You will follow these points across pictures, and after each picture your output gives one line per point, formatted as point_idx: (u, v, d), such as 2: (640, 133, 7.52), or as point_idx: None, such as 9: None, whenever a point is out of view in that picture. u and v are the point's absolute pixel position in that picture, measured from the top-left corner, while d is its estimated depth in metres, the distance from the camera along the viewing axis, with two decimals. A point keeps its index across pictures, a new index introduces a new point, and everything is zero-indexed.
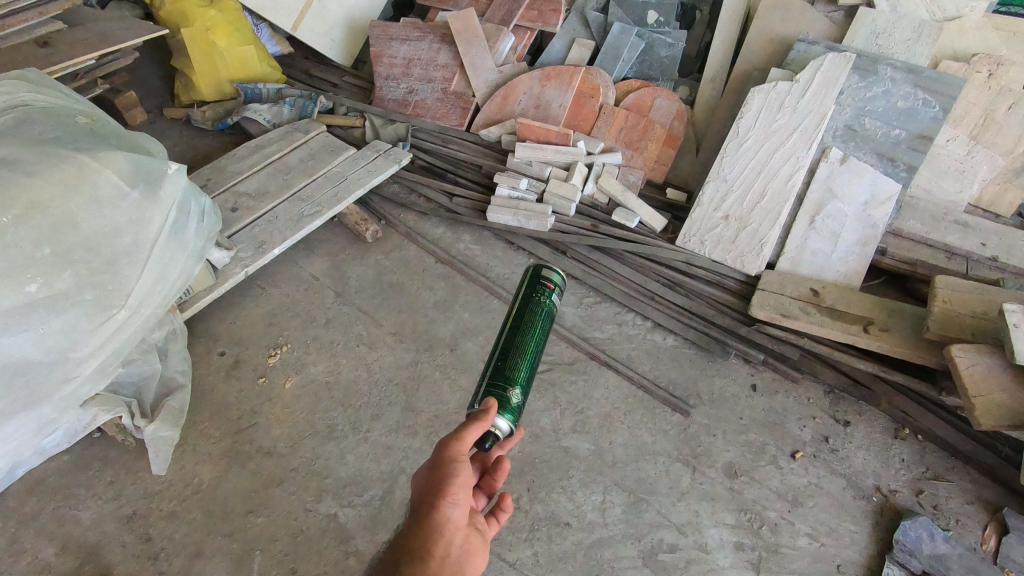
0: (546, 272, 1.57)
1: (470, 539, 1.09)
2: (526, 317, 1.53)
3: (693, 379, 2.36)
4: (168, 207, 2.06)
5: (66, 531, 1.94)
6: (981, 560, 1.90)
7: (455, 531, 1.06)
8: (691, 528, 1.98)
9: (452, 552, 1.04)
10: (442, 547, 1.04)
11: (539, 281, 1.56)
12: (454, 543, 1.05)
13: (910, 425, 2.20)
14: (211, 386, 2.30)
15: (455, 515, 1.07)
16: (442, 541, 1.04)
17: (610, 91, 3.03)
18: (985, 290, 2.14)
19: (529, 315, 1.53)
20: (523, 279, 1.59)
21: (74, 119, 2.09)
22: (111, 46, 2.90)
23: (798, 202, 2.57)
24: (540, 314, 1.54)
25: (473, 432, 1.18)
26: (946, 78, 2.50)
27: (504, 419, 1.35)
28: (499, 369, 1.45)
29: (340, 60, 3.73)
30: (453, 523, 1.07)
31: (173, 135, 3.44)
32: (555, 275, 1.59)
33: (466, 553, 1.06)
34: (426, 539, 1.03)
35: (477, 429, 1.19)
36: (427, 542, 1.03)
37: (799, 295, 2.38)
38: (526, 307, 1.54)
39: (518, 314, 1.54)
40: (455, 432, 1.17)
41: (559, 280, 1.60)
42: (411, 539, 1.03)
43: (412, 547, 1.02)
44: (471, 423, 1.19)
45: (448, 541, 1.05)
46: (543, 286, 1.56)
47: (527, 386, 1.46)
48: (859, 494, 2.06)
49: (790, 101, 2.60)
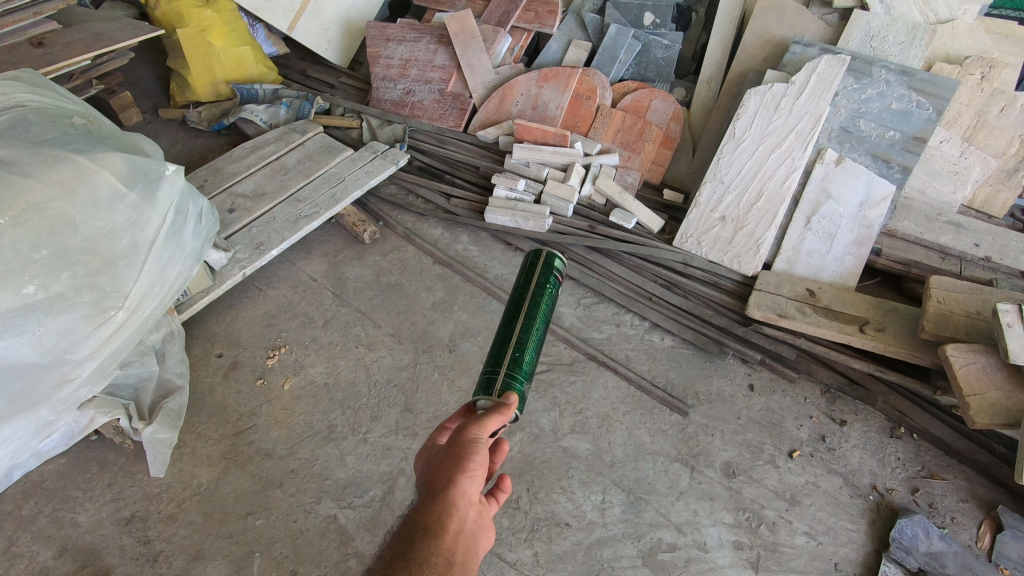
0: (557, 262, 1.57)
1: (482, 515, 1.09)
2: (537, 306, 1.49)
3: (691, 379, 2.37)
4: (166, 209, 2.05)
5: (64, 534, 1.93)
6: (976, 557, 1.92)
7: (468, 507, 1.06)
8: (691, 527, 1.99)
9: (465, 527, 1.05)
10: (457, 522, 1.04)
11: (553, 271, 1.54)
12: (468, 519, 1.05)
13: (905, 424, 2.22)
14: (210, 388, 2.29)
15: (470, 491, 1.07)
16: (456, 516, 1.04)
17: (607, 92, 3.04)
18: (978, 290, 2.16)
19: (541, 304, 1.50)
20: (536, 267, 1.54)
21: (71, 120, 2.08)
22: (107, 46, 2.88)
23: (794, 203, 2.59)
24: (549, 303, 1.52)
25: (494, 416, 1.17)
26: (939, 80, 2.53)
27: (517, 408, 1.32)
28: (516, 358, 1.38)
29: (337, 60, 3.74)
30: (467, 499, 1.07)
31: (168, 135, 3.43)
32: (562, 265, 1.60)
33: (479, 529, 1.07)
34: (440, 514, 1.03)
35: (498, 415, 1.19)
36: (442, 517, 1.03)
37: (795, 295, 2.40)
38: (540, 296, 1.50)
39: (532, 304, 1.49)
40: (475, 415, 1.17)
41: (561, 272, 1.59)
42: (425, 514, 1.03)
43: (426, 522, 1.02)
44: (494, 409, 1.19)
45: (462, 517, 1.05)
46: (554, 276, 1.54)
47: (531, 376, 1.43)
48: (856, 492, 2.08)
49: (785, 102, 2.62)
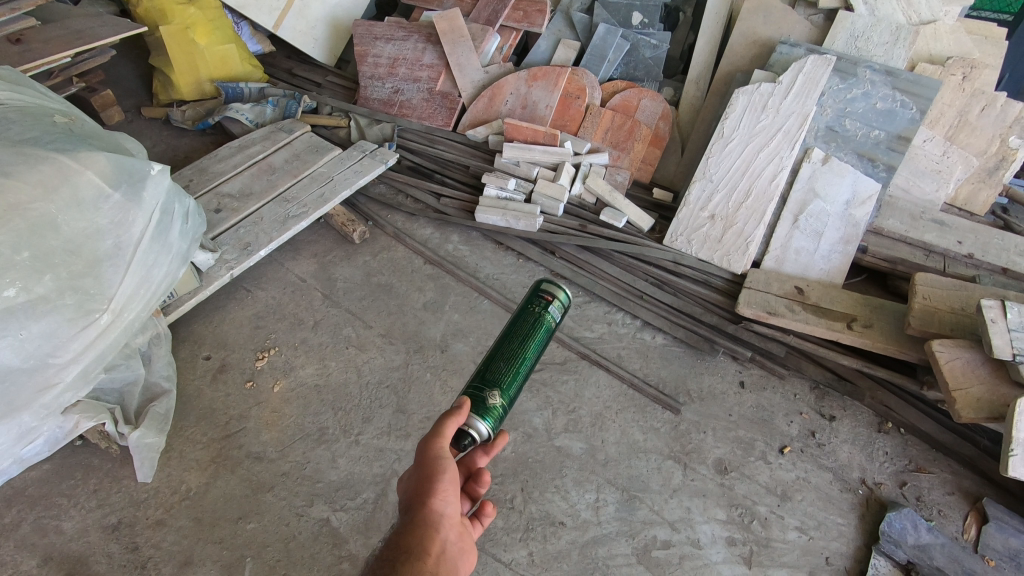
0: (549, 285, 1.56)
1: (463, 537, 1.11)
2: (520, 325, 1.51)
3: (682, 377, 2.39)
4: (151, 209, 2.01)
5: (48, 542, 1.88)
6: (963, 548, 1.95)
7: (448, 529, 1.09)
8: (684, 524, 2.00)
9: (446, 549, 1.06)
10: (438, 545, 1.06)
11: (538, 293, 1.55)
12: (449, 540, 1.08)
13: (893, 419, 2.26)
14: (197, 391, 2.26)
15: (448, 512, 1.10)
16: (437, 538, 1.06)
17: (596, 91, 3.04)
18: (962, 287, 2.20)
19: (524, 324, 1.51)
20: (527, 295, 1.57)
21: (52, 118, 2.03)
22: (87, 44, 2.82)
23: (782, 202, 2.61)
24: (536, 323, 1.51)
25: (449, 426, 1.18)
26: (922, 80, 2.56)
27: (487, 425, 1.29)
28: (483, 370, 1.41)
29: (323, 59, 3.70)
30: (446, 521, 1.09)
31: (152, 134, 3.36)
32: (560, 291, 1.58)
33: (460, 550, 1.09)
34: (422, 537, 1.05)
35: (453, 423, 1.19)
36: (422, 540, 1.05)
37: (784, 293, 2.42)
38: (523, 315, 1.52)
39: (516, 322, 1.51)
40: (432, 429, 1.17)
41: (560, 294, 1.57)
42: (408, 538, 1.05)
43: (409, 545, 1.04)
44: (443, 416, 1.19)
45: (444, 539, 1.07)
46: (540, 297, 1.55)
47: (510, 391, 1.40)
48: (846, 487, 2.10)
49: (773, 102, 2.64)
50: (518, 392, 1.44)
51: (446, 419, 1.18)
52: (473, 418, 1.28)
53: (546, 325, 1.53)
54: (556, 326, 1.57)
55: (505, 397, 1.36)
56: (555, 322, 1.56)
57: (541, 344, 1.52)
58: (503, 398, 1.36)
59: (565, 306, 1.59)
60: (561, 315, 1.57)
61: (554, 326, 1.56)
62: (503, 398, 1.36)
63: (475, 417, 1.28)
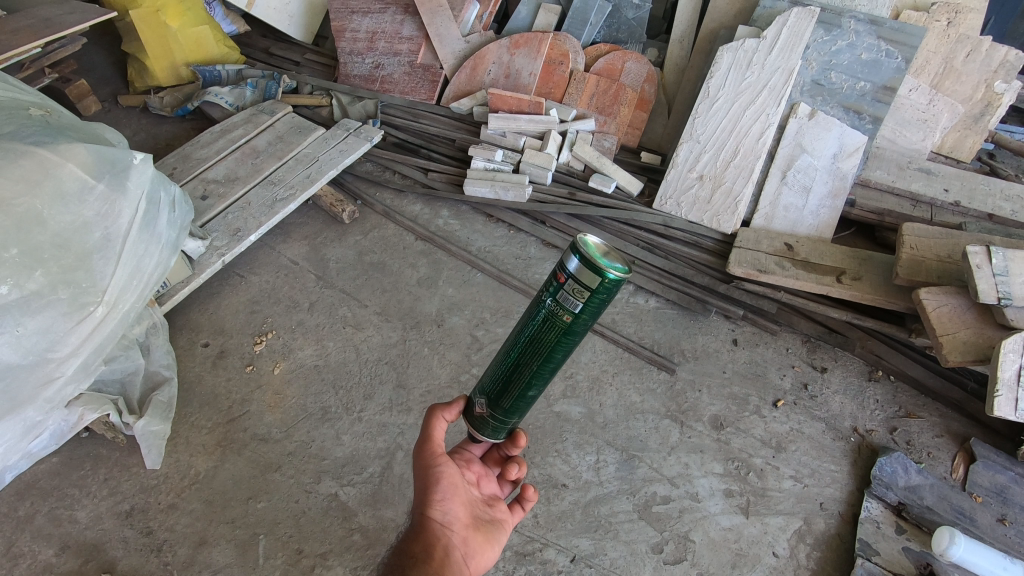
0: (569, 257, 1.07)
1: (468, 540, 1.20)
2: (531, 319, 1.19)
3: (677, 338, 2.42)
4: (137, 199, 2.00)
5: (64, 531, 1.92)
6: (951, 487, 2.01)
7: (451, 533, 1.19)
8: (683, 479, 2.05)
9: (451, 551, 1.16)
10: (442, 549, 1.15)
11: (552, 289, 1.12)
12: (452, 543, 1.17)
13: (883, 366, 2.32)
14: (198, 377, 2.28)
15: (448, 518, 1.20)
16: (440, 543, 1.16)
17: (579, 56, 3.00)
18: (948, 235, 2.22)
19: (534, 321, 1.18)
20: (551, 279, 1.13)
21: (27, 112, 2.01)
22: (57, 32, 2.74)
23: (769, 159, 2.61)
24: (547, 328, 1.16)
25: (438, 424, 1.26)
26: (908, 28, 2.53)
27: (489, 435, 1.32)
28: (490, 371, 1.30)
29: (300, 37, 3.67)
30: (447, 526, 1.19)
31: (131, 123, 3.30)
32: (583, 269, 1.05)
33: (464, 551, 1.18)
34: (426, 542, 1.15)
35: (443, 421, 1.27)
36: (427, 546, 1.14)
37: (774, 250, 2.43)
38: (533, 307, 1.18)
39: (528, 315, 1.20)
40: (422, 433, 1.26)
41: (580, 287, 1.07)
42: (412, 543, 1.15)
43: (414, 551, 1.14)
44: (431, 414, 1.26)
45: (446, 543, 1.17)
46: (552, 278, 1.12)
47: (504, 404, 1.27)
48: (838, 435, 2.16)
49: (758, 58, 2.60)
50: (526, 400, 1.27)
51: (434, 416, 1.26)
52: (476, 427, 1.32)
53: (559, 321, 1.14)
54: (586, 317, 1.12)
55: (494, 410, 1.28)
56: (577, 313, 1.11)
57: (555, 346, 1.18)
58: (493, 411, 1.28)
59: (597, 290, 1.07)
60: (587, 304, 1.09)
61: (579, 319, 1.12)
62: (491, 410, 1.28)
63: (476, 428, 1.32)
